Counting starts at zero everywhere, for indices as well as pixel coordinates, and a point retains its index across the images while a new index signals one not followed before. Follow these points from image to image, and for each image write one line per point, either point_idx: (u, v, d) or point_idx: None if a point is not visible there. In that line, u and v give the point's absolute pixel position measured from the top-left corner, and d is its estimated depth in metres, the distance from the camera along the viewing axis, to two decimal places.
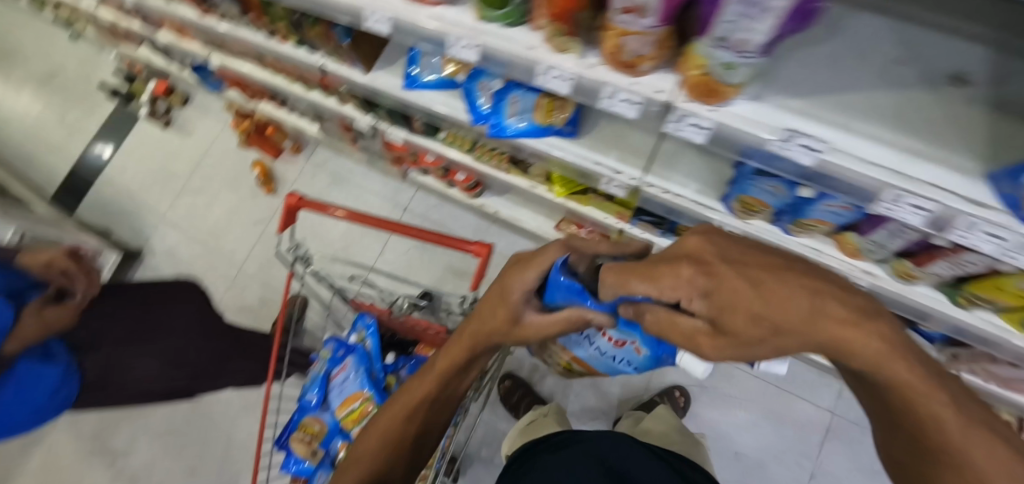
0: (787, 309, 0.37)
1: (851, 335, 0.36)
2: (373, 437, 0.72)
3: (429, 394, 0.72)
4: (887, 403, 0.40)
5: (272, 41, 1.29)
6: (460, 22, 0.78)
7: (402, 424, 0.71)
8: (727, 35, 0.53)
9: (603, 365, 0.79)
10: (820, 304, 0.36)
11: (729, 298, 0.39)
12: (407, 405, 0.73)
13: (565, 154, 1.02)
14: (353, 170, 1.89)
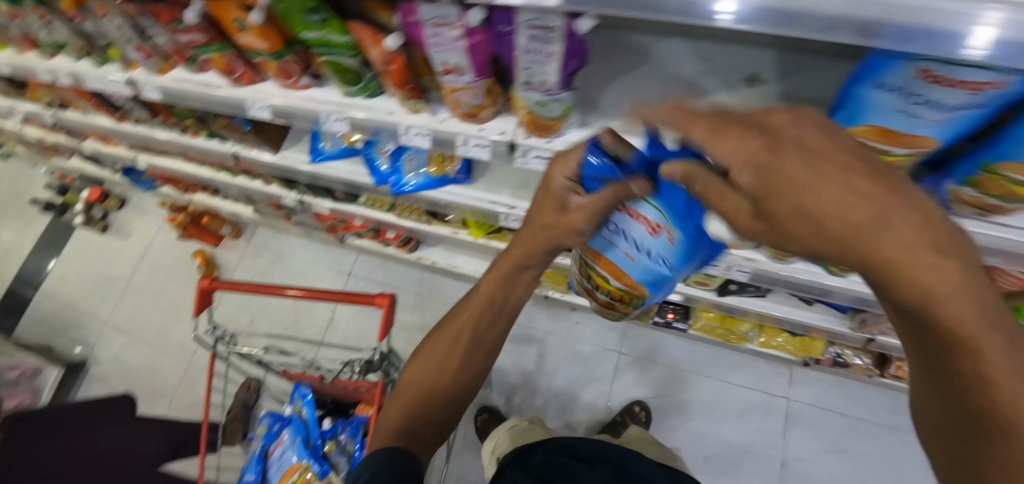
0: (860, 220, 0.28)
1: (923, 262, 0.28)
2: (405, 396, 0.79)
3: (450, 354, 0.78)
4: (939, 346, 0.34)
5: (185, 136, 1.34)
6: (328, 99, 0.88)
7: (429, 381, 0.78)
8: (530, 79, 0.64)
9: (643, 270, 0.57)
10: (896, 219, 0.28)
11: (789, 204, 0.29)
12: (432, 364, 0.79)
13: (462, 199, 1.09)
14: (295, 244, 1.92)
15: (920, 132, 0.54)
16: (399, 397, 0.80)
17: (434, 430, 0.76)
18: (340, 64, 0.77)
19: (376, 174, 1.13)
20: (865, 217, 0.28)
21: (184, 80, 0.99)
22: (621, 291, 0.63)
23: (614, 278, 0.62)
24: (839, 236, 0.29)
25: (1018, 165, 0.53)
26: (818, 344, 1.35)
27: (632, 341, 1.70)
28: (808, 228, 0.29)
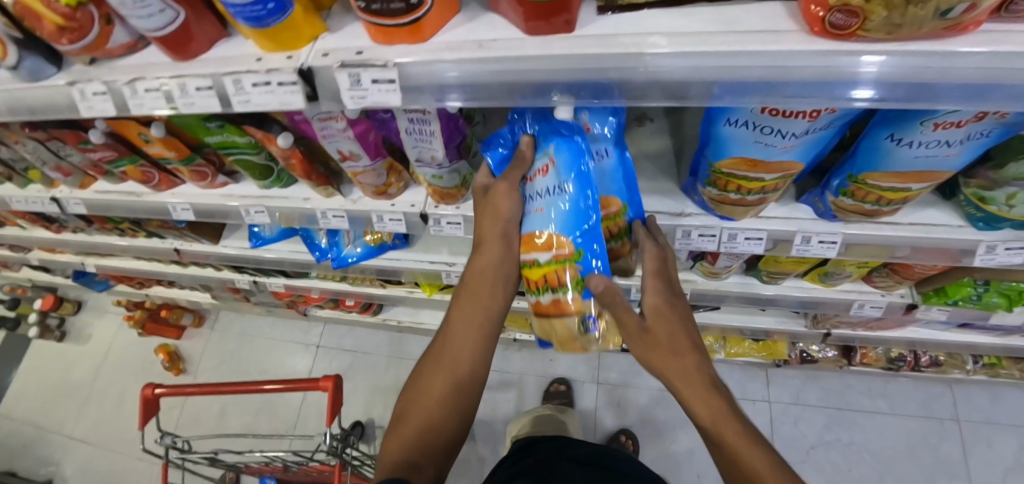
0: (691, 356, 0.46)
1: (727, 415, 0.43)
2: (403, 428, 0.51)
3: (467, 357, 0.53)
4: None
5: (124, 237, 1.33)
6: (247, 194, 0.89)
7: (439, 401, 0.51)
8: (420, 155, 0.67)
9: (562, 214, 0.54)
10: (709, 369, 0.46)
11: (662, 326, 0.47)
12: (442, 373, 0.53)
13: (401, 264, 1.11)
14: (260, 323, 1.90)
15: (778, 158, 0.57)
16: (397, 429, 0.52)
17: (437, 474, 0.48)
18: (248, 162, 0.79)
19: (314, 249, 1.12)
20: (691, 355, 0.46)
21: (106, 191, 0.99)
22: (551, 268, 0.54)
23: (532, 253, 0.55)
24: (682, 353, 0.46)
25: (876, 173, 0.58)
26: (780, 345, 1.40)
27: (608, 368, 1.69)
28: (665, 345, 0.46)
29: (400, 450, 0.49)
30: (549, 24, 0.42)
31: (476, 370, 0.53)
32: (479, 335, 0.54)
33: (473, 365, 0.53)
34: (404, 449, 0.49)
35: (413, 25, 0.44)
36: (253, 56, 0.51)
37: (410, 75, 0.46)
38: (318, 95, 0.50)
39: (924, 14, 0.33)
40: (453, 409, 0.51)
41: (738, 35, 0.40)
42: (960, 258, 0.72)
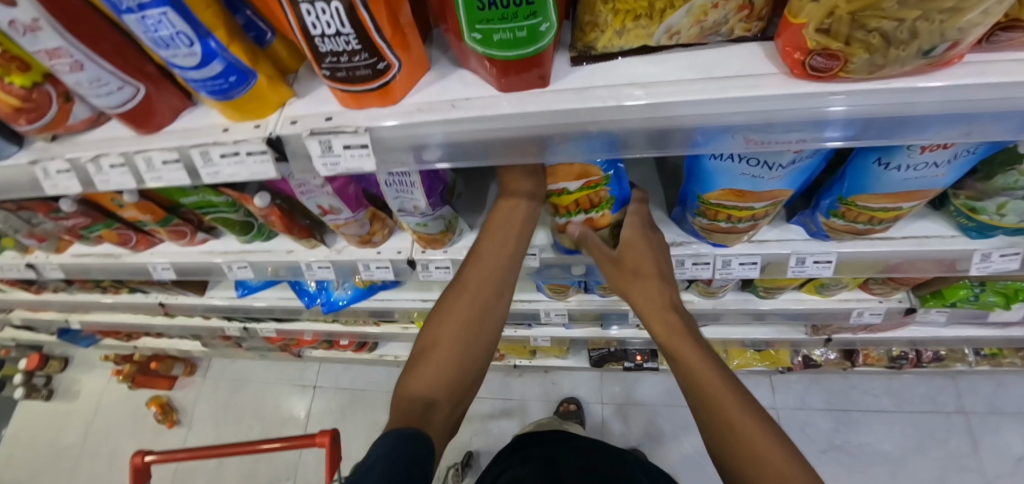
0: (657, 285, 0.62)
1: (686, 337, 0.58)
2: (424, 363, 0.59)
3: (482, 303, 0.61)
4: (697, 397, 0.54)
5: (106, 294, 1.29)
6: (229, 249, 0.87)
7: (458, 340, 0.60)
8: (403, 206, 0.65)
9: None
10: (671, 295, 0.62)
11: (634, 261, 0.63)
12: (461, 317, 0.60)
13: (396, 303, 1.10)
14: (253, 366, 1.85)
15: (767, 187, 0.56)
16: (415, 364, 0.60)
17: (452, 404, 0.57)
18: (227, 219, 0.77)
19: (303, 294, 1.08)
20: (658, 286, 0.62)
21: (83, 255, 0.96)
22: (582, 194, 0.62)
23: (562, 185, 0.61)
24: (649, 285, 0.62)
25: (865, 195, 0.57)
26: (782, 354, 1.40)
27: (611, 387, 1.66)
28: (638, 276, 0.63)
29: (421, 384, 0.57)
30: (523, 80, 0.41)
31: (490, 313, 0.61)
32: (495, 285, 0.62)
33: (487, 310, 0.61)
34: (425, 385, 0.57)
35: (381, 89, 0.42)
36: (219, 125, 0.49)
37: (382, 138, 0.44)
38: (289, 161, 0.48)
39: (906, 54, 0.33)
40: (470, 347, 0.60)
41: (719, 81, 0.39)
42: (956, 266, 0.71)
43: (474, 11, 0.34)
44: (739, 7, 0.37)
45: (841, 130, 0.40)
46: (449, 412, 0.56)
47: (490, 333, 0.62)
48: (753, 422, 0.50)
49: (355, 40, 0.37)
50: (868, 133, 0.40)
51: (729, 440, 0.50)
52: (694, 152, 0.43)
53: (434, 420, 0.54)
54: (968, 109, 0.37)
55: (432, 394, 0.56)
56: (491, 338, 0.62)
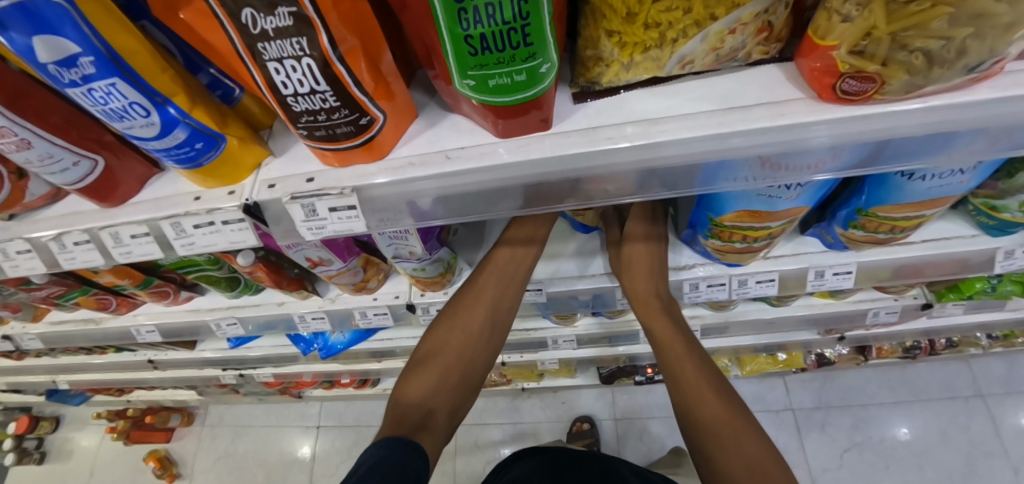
0: (646, 280, 0.66)
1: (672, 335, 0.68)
2: (425, 373, 0.66)
3: (483, 320, 0.68)
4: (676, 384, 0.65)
5: (91, 355, 1.22)
6: (215, 306, 0.82)
7: (457, 356, 0.68)
8: (398, 253, 0.61)
9: None
10: (660, 289, 0.67)
11: (633, 257, 0.67)
12: (464, 335, 0.68)
13: (396, 342, 1.07)
14: (252, 410, 1.78)
15: (785, 207, 0.53)
16: (415, 372, 0.67)
17: (450, 411, 0.65)
18: (210, 276, 0.72)
19: (298, 341, 1.03)
20: (647, 282, 0.66)
21: (61, 321, 0.89)
22: None
23: None
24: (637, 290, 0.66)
25: (886, 206, 0.54)
26: (796, 356, 1.37)
27: (623, 401, 1.62)
28: (630, 273, 0.66)
29: (421, 392, 0.65)
30: (523, 124, 0.36)
31: (490, 331, 0.69)
32: (496, 304, 0.68)
33: (488, 326, 0.68)
34: (426, 394, 0.65)
35: (367, 144, 0.38)
36: (190, 193, 0.45)
37: (371, 198, 0.40)
38: (269, 227, 0.44)
39: (951, 71, 0.30)
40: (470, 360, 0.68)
41: (741, 112, 0.35)
42: (978, 266, 0.69)
43: (466, 58, 0.30)
44: (758, 30, 0.33)
45: (869, 154, 0.37)
46: (446, 418, 0.65)
47: (489, 346, 0.70)
48: (716, 407, 0.62)
49: (332, 96, 0.33)
50: (893, 156, 0.37)
51: (695, 426, 0.61)
52: (715, 186, 0.39)
53: (434, 424, 0.62)
54: (1016, 122, 0.34)
55: (432, 403, 0.64)
56: (491, 351, 0.70)
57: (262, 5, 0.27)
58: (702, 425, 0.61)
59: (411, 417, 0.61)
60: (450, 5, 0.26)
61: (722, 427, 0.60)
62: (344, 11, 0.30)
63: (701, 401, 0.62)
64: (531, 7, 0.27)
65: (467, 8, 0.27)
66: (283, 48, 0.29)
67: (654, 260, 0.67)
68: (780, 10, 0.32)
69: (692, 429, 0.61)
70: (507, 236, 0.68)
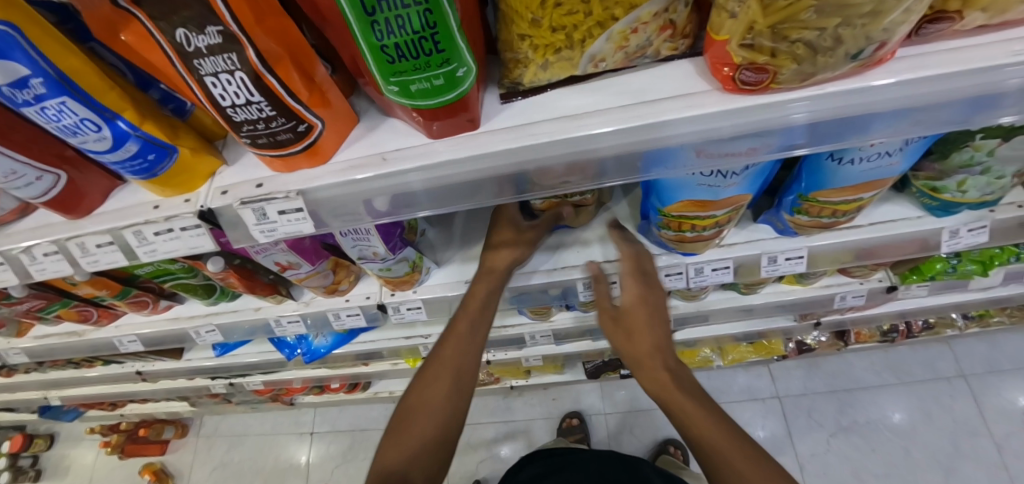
0: (650, 345, 0.62)
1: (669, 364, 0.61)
2: (402, 435, 0.63)
3: (454, 370, 0.65)
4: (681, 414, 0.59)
5: (80, 368, 1.24)
6: (194, 314, 0.84)
7: (437, 400, 0.64)
8: (363, 254, 0.63)
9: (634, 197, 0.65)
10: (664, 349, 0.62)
11: (629, 323, 0.64)
12: (437, 390, 0.64)
13: (379, 344, 1.09)
14: (246, 420, 1.79)
15: (726, 195, 0.56)
16: (393, 436, 0.64)
17: (430, 477, 0.60)
18: (186, 285, 0.74)
19: (282, 347, 1.05)
20: (650, 347, 0.62)
21: (46, 335, 0.91)
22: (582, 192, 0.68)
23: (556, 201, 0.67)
24: (642, 351, 0.62)
25: (824, 191, 0.57)
26: (776, 344, 1.40)
27: (611, 396, 1.64)
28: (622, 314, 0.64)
29: (399, 457, 0.61)
30: (452, 124, 0.39)
31: (461, 380, 0.65)
32: (464, 347, 0.67)
33: (458, 373, 0.65)
34: (402, 458, 0.61)
35: (309, 149, 0.41)
36: (151, 203, 0.47)
37: (318, 200, 0.43)
38: (225, 231, 0.47)
39: (835, 60, 0.32)
40: (448, 417, 0.63)
41: (652, 105, 0.37)
42: (926, 246, 0.71)
43: (387, 65, 0.32)
44: (661, 28, 0.35)
45: (776, 140, 0.40)
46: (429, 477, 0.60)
47: (466, 397, 0.65)
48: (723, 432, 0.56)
49: (268, 106, 0.35)
50: (799, 140, 0.40)
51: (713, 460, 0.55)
52: (648, 175, 0.42)
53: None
54: (906, 105, 0.37)
55: (410, 468, 0.60)
56: (467, 406, 0.65)
57: (193, 25, 0.30)
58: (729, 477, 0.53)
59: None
60: (362, 18, 0.29)
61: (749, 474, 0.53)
62: (271, 28, 0.33)
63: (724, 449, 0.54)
64: (436, 17, 0.29)
65: (378, 20, 0.29)
66: (216, 63, 0.32)
67: (655, 323, 0.63)
68: (679, 9, 0.34)
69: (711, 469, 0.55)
70: (496, 238, 0.69)
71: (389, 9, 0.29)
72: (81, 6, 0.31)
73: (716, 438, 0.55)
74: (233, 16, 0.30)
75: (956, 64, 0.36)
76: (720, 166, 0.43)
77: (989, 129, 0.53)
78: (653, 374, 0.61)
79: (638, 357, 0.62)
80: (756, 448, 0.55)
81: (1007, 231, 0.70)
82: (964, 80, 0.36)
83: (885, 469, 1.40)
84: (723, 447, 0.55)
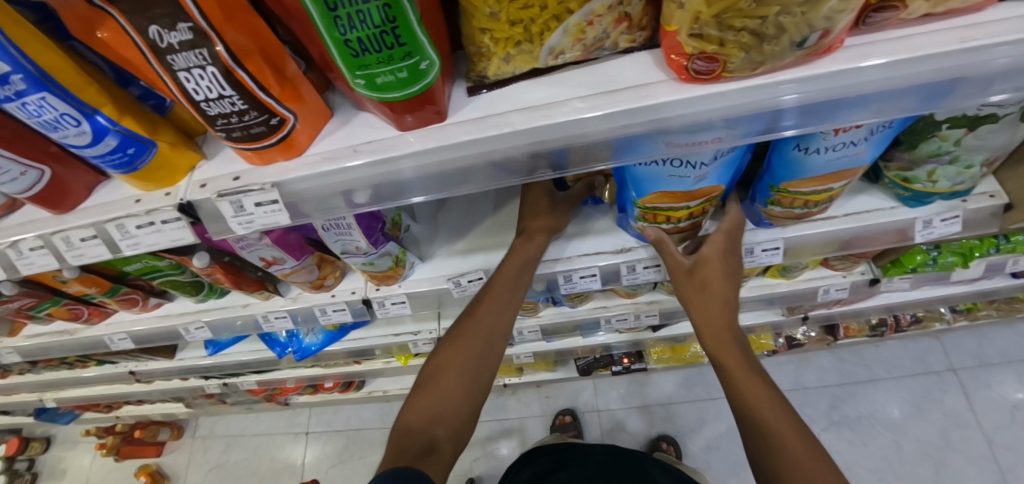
0: (721, 307, 0.66)
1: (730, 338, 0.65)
2: (429, 395, 0.64)
3: (484, 337, 0.68)
4: (737, 388, 0.63)
5: (73, 369, 1.24)
6: (184, 311, 0.85)
7: (464, 371, 0.65)
8: (345, 248, 0.65)
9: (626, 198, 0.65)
10: (732, 320, 0.66)
11: (707, 281, 0.65)
12: (466, 353, 0.66)
13: (369, 342, 1.10)
14: (242, 421, 1.80)
15: (697, 187, 0.57)
16: (418, 397, 0.64)
17: (453, 438, 0.60)
18: (175, 281, 0.75)
19: (273, 346, 1.06)
20: (721, 310, 0.66)
21: (37, 334, 0.92)
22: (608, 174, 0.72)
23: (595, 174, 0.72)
24: (717, 325, 0.65)
25: (794, 182, 0.59)
26: (765, 339, 1.41)
27: (605, 393, 1.65)
28: (704, 294, 0.66)
29: (425, 415, 0.61)
30: (419, 117, 0.40)
31: (490, 345, 0.68)
32: (498, 314, 0.68)
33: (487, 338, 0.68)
34: (427, 418, 0.61)
35: (283, 142, 0.42)
36: (132, 197, 0.48)
37: (294, 192, 0.44)
38: (205, 224, 0.48)
39: (780, 48, 0.33)
40: (471, 387, 0.65)
41: (610, 95, 0.39)
42: (901, 237, 0.72)
43: (352, 59, 0.34)
44: (617, 20, 0.37)
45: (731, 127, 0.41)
46: (452, 444, 0.59)
47: (493, 362, 0.68)
48: (776, 406, 0.59)
49: (239, 100, 0.36)
50: (752, 128, 0.42)
51: (764, 431, 0.57)
52: (619, 162, 0.45)
53: (440, 450, 0.57)
54: (853, 93, 0.39)
55: (435, 427, 0.60)
56: (488, 378, 0.67)
57: (164, 22, 0.31)
58: (768, 439, 0.56)
59: (414, 445, 0.57)
60: (324, 13, 0.30)
61: (792, 441, 0.55)
62: (242, 25, 0.34)
63: (771, 418, 0.58)
64: (396, 12, 0.31)
65: (341, 15, 0.30)
66: (188, 58, 0.33)
67: (728, 285, 0.66)
68: (634, 2, 0.36)
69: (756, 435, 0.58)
70: (529, 225, 0.70)
71: (350, 5, 0.30)
72: (58, 4, 0.32)
73: (762, 404, 0.59)
74: (201, 13, 0.31)
75: (896, 53, 0.38)
76: (688, 154, 0.45)
77: (955, 118, 0.54)
78: (717, 340, 0.65)
79: (710, 325, 0.66)
80: (797, 418, 0.58)
81: (979, 222, 0.72)
82: (905, 68, 0.38)
83: (876, 463, 1.41)
84: (771, 415, 0.58)
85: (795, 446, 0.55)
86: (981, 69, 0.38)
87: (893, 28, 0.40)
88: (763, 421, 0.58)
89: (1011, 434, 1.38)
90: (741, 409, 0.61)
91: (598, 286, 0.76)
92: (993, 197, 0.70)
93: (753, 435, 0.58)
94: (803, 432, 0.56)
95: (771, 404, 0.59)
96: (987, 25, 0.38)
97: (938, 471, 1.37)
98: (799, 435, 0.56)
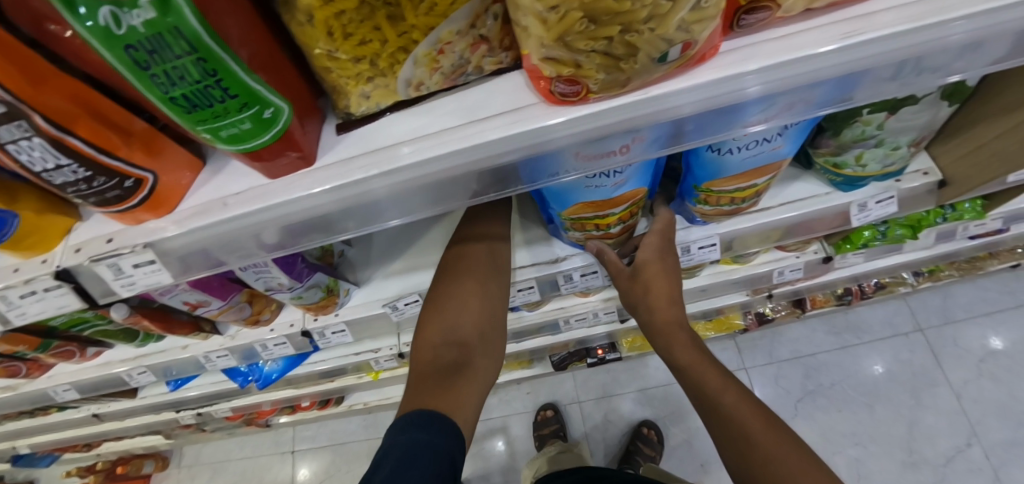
0: (666, 306, 0.64)
1: (680, 334, 0.63)
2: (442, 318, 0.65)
3: (484, 254, 0.68)
4: (697, 389, 0.61)
5: (36, 417, 1.21)
6: (126, 356, 0.83)
7: (477, 304, 0.66)
8: (269, 285, 0.63)
9: (553, 213, 0.64)
10: (680, 317, 0.65)
11: (650, 279, 0.65)
12: (472, 288, 0.67)
13: (331, 362, 1.09)
14: (226, 444, 1.78)
15: (618, 193, 0.56)
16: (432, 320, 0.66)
17: (486, 363, 0.65)
18: (105, 330, 0.73)
19: (234, 376, 1.03)
20: (668, 309, 0.64)
21: None
22: None
23: None
24: (670, 321, 0.64)
25: (716, 181, 0.57)
26: (733, 318, 1.44)
27: (586, 384, 1.65)
28: (650, 295, 0.65)
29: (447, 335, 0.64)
30: (282, 163, 0.38)
31: (494, 263, 0.69)
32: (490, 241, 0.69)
33: (491, 274, 0.68)
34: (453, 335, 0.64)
35: (148, 200, 0.40)
36: (10, 266, 0.46)
37: (170, 249, 0.42)
38: (89, 288, 0.46)
39: (642, 65, 0.31)
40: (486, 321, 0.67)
41: (480, 124, 0.37)
42: (839, 220, 0.72)
43: (185, 115, 0.30)
44: (473, 45, 0.35)
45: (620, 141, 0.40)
46: (483, 358, 0.65)
47: (500, 287, 0.69)
48: (740, 402, 0.58)
49: (81, 168, 0.34)
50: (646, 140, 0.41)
51: (729, 425, 0.57)
52: (529, 184, 0.43)
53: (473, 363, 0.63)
54: (729, 101, 0.38)
55: (461, 342, 0.64)
56: (501, 312, 0.69)
57: None
58: (736, 439, 0.56)
59: (444, 364, 0.61)
60: (134, 75, 0.26)
61: (762, 434, 0.55)
62: (62, 87, 0.30)
63: (741, 414, 0.56)
64: (214, 65, 0.28)
65: (157, 74, 0.27)
66: (9, 131, 0.29)
67: (671, 284, 0.65)
68: (487, 23, 0.34)
69: (727, 436, 0.57)
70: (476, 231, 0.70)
71: (162, 62, 0.26)
72: None
73: (728, 404, 0.58)
74: (5, 87, 0.27)
75: (777, 54, 0.36)
76: (592, 167, 0.44)
77: (875, 103, 0.53)
78: (668, 337, 0.64)
79: (665, 324, 0.64)
80: (763, 406, 0.58)
81: (916, 199, 0.71)
82: (787, 71, 0.37)
83: (852, 428, 1.44)
84: (731, 409, 0.57)
85: (767, 441, 0.54)
86: (870, 61, 0.37)
87: (774, 26, 0.38)
88: (733, 420, 0.57)
89: (979, 388, 1.42)
90: (705, 409, 0.60)
91: (538, 296, 0.75)
92: (927, 174, 0.69)
93: (721, 434, 0.58)
94: (772, 425, 0.56)
95: (734, 399, 0.58)
96: (876, 15, 0.36)
97: (911, 431, 1.41)
98: (768, 425, 0.56)
